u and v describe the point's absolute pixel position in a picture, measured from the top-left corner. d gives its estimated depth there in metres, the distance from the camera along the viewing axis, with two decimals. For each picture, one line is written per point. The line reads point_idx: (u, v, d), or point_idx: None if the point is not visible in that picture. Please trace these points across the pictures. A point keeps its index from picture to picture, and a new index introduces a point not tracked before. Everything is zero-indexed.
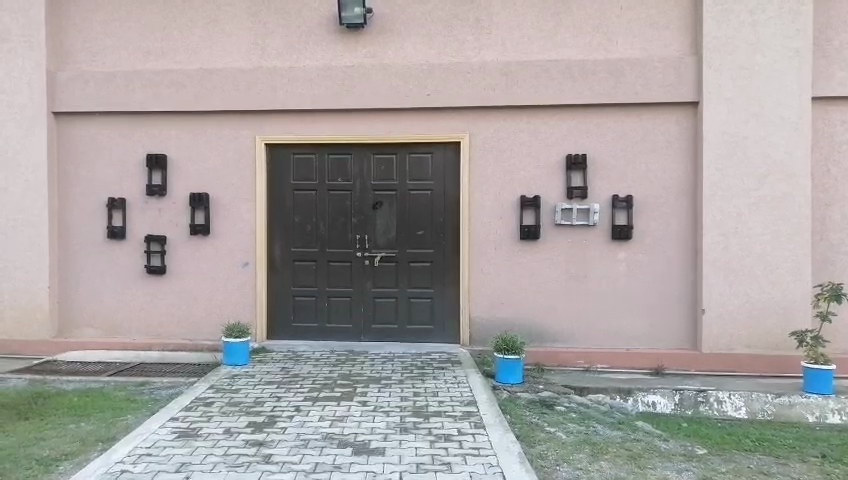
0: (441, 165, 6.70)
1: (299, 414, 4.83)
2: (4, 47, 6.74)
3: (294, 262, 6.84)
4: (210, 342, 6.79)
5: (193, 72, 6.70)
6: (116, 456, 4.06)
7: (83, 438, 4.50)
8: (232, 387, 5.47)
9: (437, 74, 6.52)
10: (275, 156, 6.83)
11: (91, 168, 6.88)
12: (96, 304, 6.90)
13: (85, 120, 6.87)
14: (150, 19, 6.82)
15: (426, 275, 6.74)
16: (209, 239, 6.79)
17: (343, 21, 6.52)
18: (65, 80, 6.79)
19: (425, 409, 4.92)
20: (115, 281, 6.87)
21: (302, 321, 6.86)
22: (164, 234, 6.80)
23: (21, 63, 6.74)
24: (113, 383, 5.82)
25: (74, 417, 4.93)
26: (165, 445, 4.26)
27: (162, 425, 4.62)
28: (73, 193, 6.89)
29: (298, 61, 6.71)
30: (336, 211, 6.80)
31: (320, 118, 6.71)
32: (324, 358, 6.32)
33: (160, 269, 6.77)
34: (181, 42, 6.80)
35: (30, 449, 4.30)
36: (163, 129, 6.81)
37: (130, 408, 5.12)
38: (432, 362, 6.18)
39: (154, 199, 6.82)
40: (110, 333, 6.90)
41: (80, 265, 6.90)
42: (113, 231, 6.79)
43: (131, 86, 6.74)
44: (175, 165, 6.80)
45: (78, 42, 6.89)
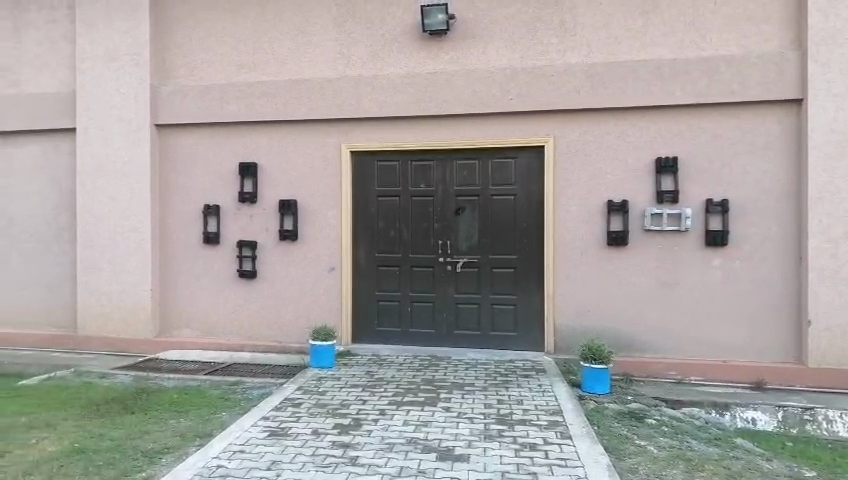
0: (524, 170, 6.62)
1: (383, 418, 4.89)
2: (114, 66, 7.25)
3: (378, 267, 6.95)
4: (298, 344, 7.00)
5: (283, 84, 6.95)
6: (212, 452, 4.25)
7: (182, 433, 4.74)
8: (319, 389, 5.61)
9: (521, 78, 6.46)
10: (360, 164, 6.96)
11: (189, 177, 7.26)
12: (193, 305, 7.26)
13: (184, 132, 7.27)
14: (243, 33, 7.13)
15: (510, 281, 6.67)
16: (298, 244, 7.01)
17: (426, 28, 6.60)
18: (166, 94, 7.21)
19: (509, 417, 4.86)
20: (210, 284, 7.21)
21: (386, 325, 6.95)
22: (255, 239, 7.08)
23: (128, 80, 7.22)
24: (209, 381, 6.10)
25: (174, 413, 5.21)
26: (257, 443, 4.41)
27: (254, 424, 4.79)
28: (172, 200, 7.30)
29: (383, 69, 6.83)
30: (419, 217, 6.85)
31: (404, 125, 6.80)
32: (407, 362, 6.37)
33: (251, 273, 7.06)
34: (271, 55, 7.07)
35: (136, 442, 4.57)
36: (254, 138, 7.10)
37: (225, 406, 5.35)
38: (516, 369, 6.10)
39: (246, 206, 7.12)
40: (205, 334, 7.24)
41: (179, 268, 7.29)
42: (208, 236, 7.14)
43: (226, 98, 7.07)
44: (266, 173, 7.07)
45: (178, 57, 7.30)
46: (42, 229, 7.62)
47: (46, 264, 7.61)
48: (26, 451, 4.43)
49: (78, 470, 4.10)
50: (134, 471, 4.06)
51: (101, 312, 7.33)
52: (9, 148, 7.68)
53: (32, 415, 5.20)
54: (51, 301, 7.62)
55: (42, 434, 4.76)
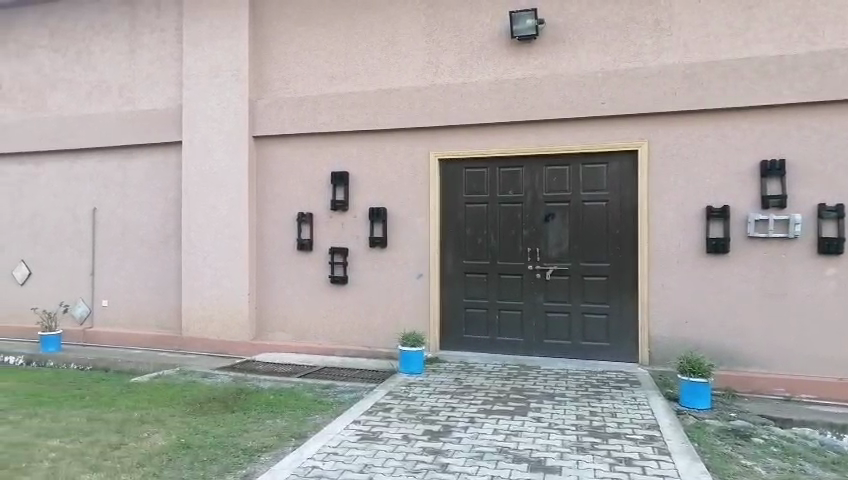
0: (617, 175, 6.43)
1: (473, 426, 4.87)
2: (217, 82, 7.67)
3: (466, 274, 6.94)
4: (387, 349, 7.11)
5: (373, 94, 7.11)
6: (307, 453, 4.38)
7: (279, 433, 4.91)
8: (409, 395, 5.66)
9: (613, 82, 6.30)
10: (448, 171, 6.99)
11: (284, 186, 7.54)
12: (287, 310, 7.53)
13: (280, 142, 7.56)
14: (335, 46, 7.35)
15: (601, 289, 6.49)
16: (387, 251, 7.12)
17: (515, 34, 6.60)
18: (263, 107, 7.54)
19: (602, 430, 4.71)
20: (303, 289, 7.46)
21: (473, 332, 6.93)
22: (346, 246, 7.27)
23: (229, 95, 7.62)
24: (303, 384, 6.30)
25: (270, 413, 5.41)
26: (349, 446, 4.51)
27: (346, 427, 4.90)
28: (268, 209, 7.61)
29: (471, 76, 6.85)
30: (508, 224, 6.80)
31: (492, 132, 6.78)
32: (496, 371, 6.32)
33: (342, 279, 7.23)
34: (362, 66, 7.25)
35: (237, 439, 4.79)
36: (346, 148, 7.29)
37: (318, 408, 5.50)
38: (608, 381, 5.91)
39: (337, 214, 7.31)
40: (298, 337, 7.48)
41: (274, 274, 7.58)
42: (302, 243, 7.39)
43: (319, 109, 7.32)
44: (356, 181, 7.24)
45: (274, 71, 7.61)
46: (152, 237, 8.14)
47: (155, 269, 8.13)
48: (138, 444, 4.73)
49: (185, 464, 4.33)
50: (235, 467, 4.24)
51: (203, 315, 7.74)
52: (123, 161, 8.28)
53: (143, 410, 5.56)
54: (158, 304, 8.12)
55: (152, 429, 5.07)
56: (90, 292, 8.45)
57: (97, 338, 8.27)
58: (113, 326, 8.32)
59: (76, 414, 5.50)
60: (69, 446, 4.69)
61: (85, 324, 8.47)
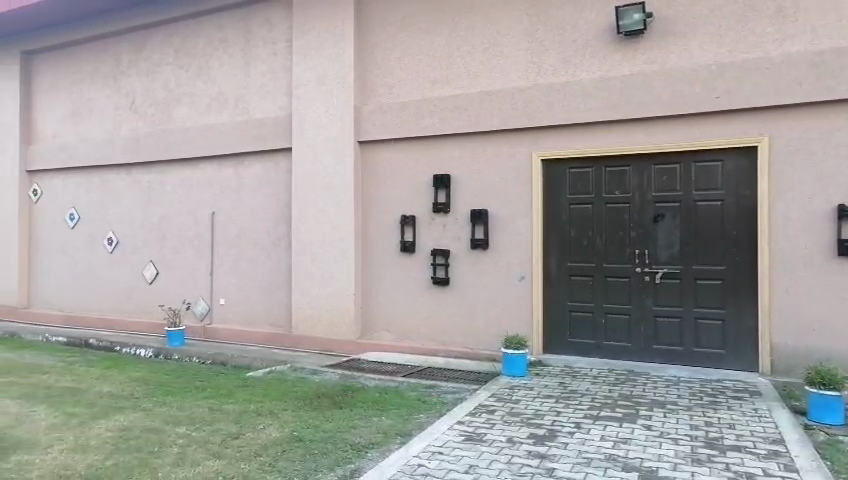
0: (734, 173, 6.07)
1: (580, 431, 4.76)
2: (324, 90, 7.98)
3: (570, 276, 6.80)
4: (489, 352, 7.09)
5: (475, 96, 7.14)
6: (413, 451, 4.46)
7: (384, 430, 5.03)
8: (512, 398, 5.62)
9: (729, 74, 5.96)
10: (551, 171, 6.88)
11: (388, 189, 7.71)
12: (391, 311, 7.70)
13: (383, 147, 7.74)
14: (437, 50, 7.44)
15: (716, 294, 6.14)
16: (488, 253, 7.11)
17: (621, 29, 6.41)
18: (368, 112, 7.75)
19: (720, 442, 4.46)
20: (407, 290, 7.59)
21: (578, 336, 6.78)
22: (448, 248, 7.33)
23: (335, 102, 7.90)
24: (406, 383, 6.41)
25: (376, 411, 5.55)
26: (453, 446, 4.54)
27: (451, 427, 4.94)
28: (373, 212, 7.81)
29: (575, 75, 6.72)
30: (614, 225, 6.60)
31: (598, 131, 6.60)
32: (602, 376, 6.15)
33: (445, 280, 7.30)
34: (464, 69, 7.30)
35: (345, 435, 4.95)
36: (447, 150, 7.35)
37: (422, 408, 5.58)
38: (726, 390, 5.59)
39: (439, 216, 7.38)
40: (402, 337, 7.63)
41: (378, 275, 7.77)
42: (405, 245, 7.54)
43: (421, 113, 7.43)
44: (458, 183, 7.27)
45: (378, 77, 7.82)
46: (265, 239, 8.58)
47: (267, 269, 8.56)
48: (255, 435, 5.00)
49: (297, 456, 4.53)
50: (345, 461, 4.39)
51: (311, 315, 8.06)
52: (239, 167, 8.79)
53: (258, 403, 5.87)
54: (271, 303, 8.54)
55: (267, 421, 5.34)
56: (209, 291, 9.02)
57: (216, 335, 8.83)
58: (229, 323, 8.85)
59: (199, 404, 5.90)
60: (193, 434, 5.03)
61: (205, 321, 9.06)
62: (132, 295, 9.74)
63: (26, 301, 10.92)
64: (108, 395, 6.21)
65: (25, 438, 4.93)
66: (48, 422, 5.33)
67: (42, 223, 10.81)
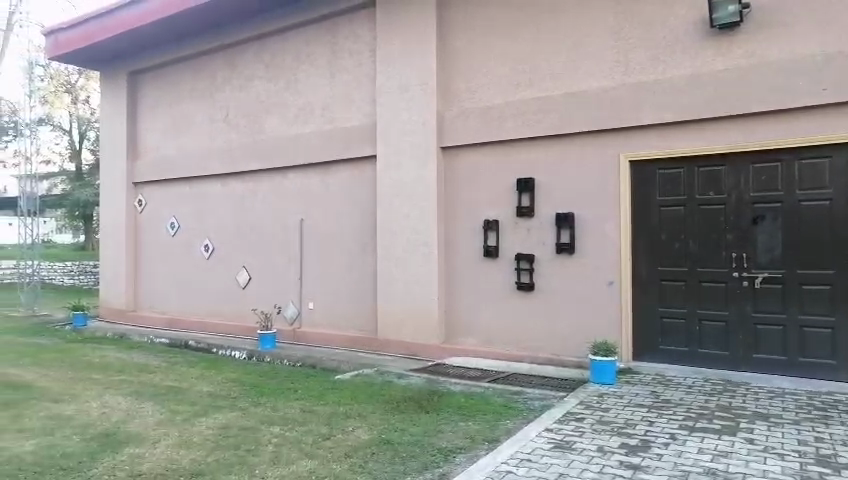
0: (843, 171, 5.67)
1: (675, 443, 4.57)
2: (407, 97, 8.10)
3: (661, 281, 6.56)
4: (576, 358, 6.94)
5: (559, 98, 7.03)
6: (501, 457, 4.43)
7: (471, 435, 5.03)
8: (602, 406, 5.48)
9: (835, 66, 5.59)
10: (640, 173, 6.67)
11: (470, 194, 7.71)
12: (475, 315, 7.70)
13: (466, 152, 7.76)
14: (520, 53, 7.40)
15: (825, 300, 5.75)
16: (574, 257, 6.97)
17: (715, 23, 6.12)
18: (450, 118, 7.80)
19: (833, 460, 4.16)
20: (491, 295, 7.56)
21: (671, 343, 6.53)
22: (532, 253, 7.24)
23: (419, 109, 8.00)
24: (492, 388, 6.38)
25: (463, 416, 5.55)
26: (542, 454, 4.48)
27: (539, 434, 4.87)
28: (456, 217, 7.83)
29: (665, 73, 6.49)
30: (708, 228, 6.31)
31: (690, 129, 6.34)
32: (697, 385, 5.89)
33: (529, 285, 7.22)
34: (547, 71, 7.22)
35: (433, 439, 4.98)
36: (531, 153, 7.27)
37: (509, 414, 5.54)
38: (836, 404, 5.22)
39: (523, 220, 7.31)
40: (486, 343, 7.61)
41: (462, 280, 7.79)
42: (489, 249, 7.51)
43: (504, 117, 7.39)
44: (542, 187, 7.18)
45: (460, 83, 7.85)
46: (351, 245, 8.79)
47: (354, 274, 8.76)
48: (346, 436, 5.13)
49: (387, 459, 4.61)
50: (433, 465, 4.43)
51: (396, 319, 8.18)
52: (326, 175, 9.06)
53: (347, 406, 6.01)
54: (357, 307, 8.74)
55: (356, 423, 5.46)
56: (299, 296, 9.34)
57: (306, 338, 9.13)
58: (318, 327, 9.11)
59: (291, 405, 6.11)
60: (287, 433, 5.22)
61: (294, 324, 9.37)
62: (227, 298, 10.22)
63: (133, 304, 11.68)
64: (208, 394, 6.55)
65: (136, 433, 5.29)
66: (155, 418, 5.69)
67: (146, 231, 11.54)
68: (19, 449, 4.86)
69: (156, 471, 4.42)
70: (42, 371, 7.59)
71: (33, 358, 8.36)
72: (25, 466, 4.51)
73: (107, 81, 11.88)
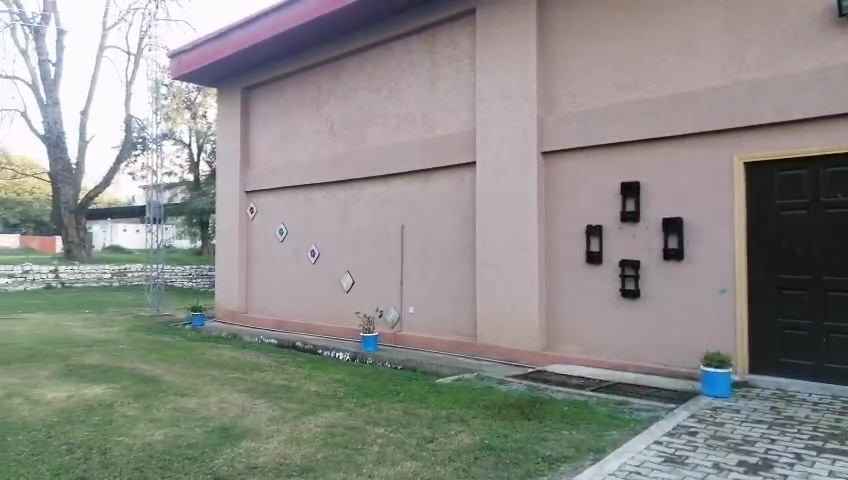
0: None
1: (800, 463, 4.28)
2: (507, 103, 8.09)
3: (782, 291, 6.16)
4: (686, 369, 6.64)
5: (666, 99, 6.79)
6: (608, 469, 4.32)
7: (576, 445, 4.94)
8: (716, 420, 5.22)
9: None
10: (756, 175, 6.30)
11: (572, 199, 7.58)
12: (577, 322, 7.54)
13: (567, 156, 7.64)
14: (624, 54, 7.21)
15: None
16: (683, 264, 6.68)
17: (843, 11, 5.71)
18: (551, 123, 7.72)
19: None
20: (593, 302, 7.39)
21: (793, 357, 6.12)
22: (638, 259, 7.01)
23: (519, 114, 7.97)
24: (596, 398, 6.23)
25: (566, 424, 5.47)
26: (652, 467, 4.33)
27: (648, 447, 4.71)
28: (557, 222, 7.72)
29: (784, 69, 6.11)
30: (836, 233, 5.86)
31: (813, 128, 5.93)
32: (825, 403, 5.47)
33: (634, 292, 7.00)
34: (654, 71, 6.98)
35: (536, 446, 4.94)
36: (636, 156, 7.05)
37: (615, 424, 5.40)
38: None
39: (628, 225, 7.10)
40: (588, 351, 7.44)
41: (563, 287, 7.66)
42: (591, 255, 7.35)
43: (607, 120, 7.23)
44: (648, 191, 6.94)
45: (561, 87, 7.75)
46: (450, 250, 8.88)
47: (453, 280, 8.84)
48: (449, 440, 5.19)
49: (490, 464, 4.62)
50: (537, 473, 4.39)
51: (496, 324, 8.17)
52: (425, 182, 9.21)
53: (448, 410, 6.08)
54: (457, 312, 8.80)
55: (459, 427, 5.52)
56: (400, 300, 9.54)
57: (406, 341, 9.31)
58: (418, 331, 9.26)
59: (394, 407, 6.26)
60: (391, 435, 5.35)
61: (395, 328, 9.57)
62: (332, 302, 10.61)
63: (245, 306, 12.38)
64: (316, 393, 6.83)
65: (252, 427, 5.61)
66: (268, 414, 6.01)
67: (257, 237, 12.19)
68: (150, 437, 5.30)
69: (271, 464, 4.68)
70: (168, 367, 8.21)
71: (159, 354, 9.06)
72: (156, 453, 4.91)
73: (223, 97, 12.70)
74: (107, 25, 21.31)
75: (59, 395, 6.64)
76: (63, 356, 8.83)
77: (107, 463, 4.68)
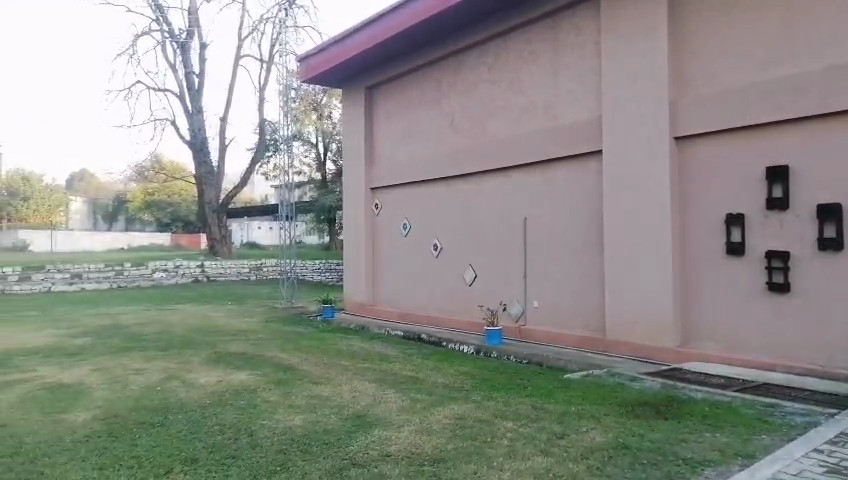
0: None
1: None
2: (636, 88, 7.72)
3: None
4: (845, 371, 6.03)
5: (819, 74, 6.17)
6: (760, 476, 4.01)
7: (721, 448, 4.63)
8: None
9: None
10: None
11: (709, 187, 7.10)
12: (715, 318, 7.07)
13: (703, 141, 7.16)
14: (769, 27, 6.63)
15: None
16: (842, 255, 6.06)
17: None
18: (685, 106, 7.26)
19: None
20: (734, 297, 6.89)
21: None
22: (786, 250, 6.45)
23: (648, 99, 7.58)
24: (741, 399, 5.80)
25: (709, 426, 5.14)
26: (812, 477, 3.96)
27: (806, 455, 4.32)
28: (692, 211, 7.27)
29: None
30: None
31: None
32: None
33: (782, 286, 6.44)
34: (804, 44, 6.37)
35: (676, 448, 4.69)
36: (783, 138, 6.47)
37: (765, 428, 5.00)
38: None
39: (775, 213, 6.54)
40: (730, 348, 6.95)
41: (699, 280, 7.21)
42: (732, 246, 6.86)
43: (749, 100, 6.69)
44: (798, 175, 6.36)
45: (695, 67, 7.27)
46: (576, 243, 8.64)
47: (579, 273, 8.59)
48: (581, 437, 5.05)
49: (625, 464, 4.44)
50: (679, 476, 4.16)
51: (627, 319, 7.85)
52: (549, 173, 9.02)
53: (579, 406, 5.92)
54: (583, 306, 8.56)
55: (590, 424, 5.35)
56: (524, 293, 9.43)
57: (531, 335, 9.20)
58: (543, 325, 9.11)
59: (522, 401, 6.19)
60: (521, 429, 5.29)
61: (520, 322, 9.48)
62: (455, 295, 10.69)
63: (371, 298, 12.79)
64: (443, 385, 6.91)
65: (383, 416, 5.77)
66: (399, 404, 6.17)
67: (382, 232, 12.54)
68: (291, 422, 5.61)
69: (404, 453, 4.78)
70: (303, 356, 8.66)
71: (295, 344, 9.60)
72: (297, 437, 5.19)
73: (348, 97, 13.16)
74: (242, 36, 22.74)
75: (210, 380, 7.21)
76: (211, 344, 9.58)
77: (254, 444, 5.01)
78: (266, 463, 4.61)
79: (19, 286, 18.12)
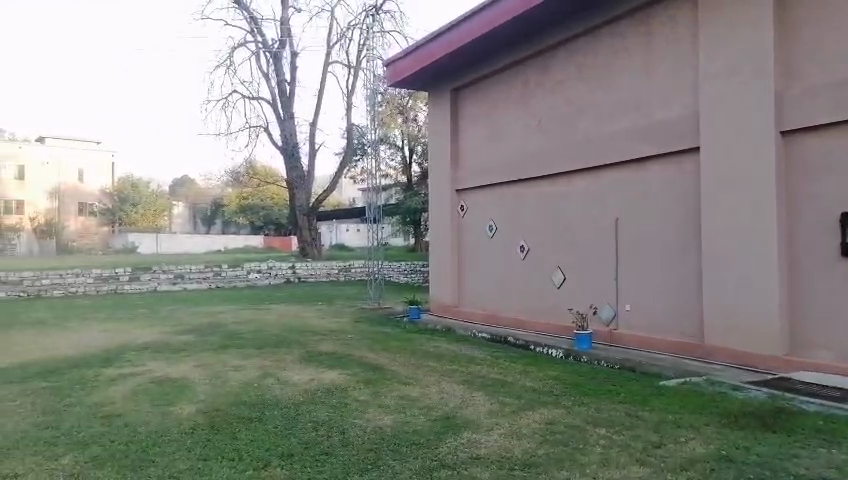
0: None
1: None
2: (738, 81, 7.31)
3: None
4: None
5: None
6: None
7: (838, 466, 4.29)
8: None
9: None
10: None
11: (821, 184, 6.62)
12: (829, 325, 6.57)
13: (814, 135, 6.68)
14: None
15: None
16: None
17: None
18: (793, 98, 6.80)
19: None
20: None
21: None
22: None
23: (752, 92, 7.16)
24: None
25: (823, 442, 4.77)
26: None
27: None
28: (802, 211, 6.80)
29: None
30: None
31: None
32: None
33: None
34: None
35: (786, 463, 4.39)
36: None
37: None
38: None
39: None
40: (846, 358, 6.44)
41: (810, 284, 6.72)
42: None
43: None
44: None
45: (805, 56, 6.78)
46: (671, 245, 8.28)
47: (675, 275, 8.23)
48: (680, 447, 4.83)
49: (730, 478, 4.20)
50: None
51: (728, 325, 7.44)
52: (642, 173, 8.70)
53: (676, 414, 5.66)
54: (679, 311, 8.19)
55: (690, 434, 5.10)
56: (615, 297, 9.14)
57: (623, 340, 8.91)
58: (636, 329, 8.80)
59: (615, 408, 5.99)
60: (615, 437, 5.12)
61: (611, 326, 9.20)
62: (542, 297, 10.51)
63: (457, 300, 12.80)
64: (532, 389, 6.80)
65: (472, 419, 5.75)
66: (487, 407, 6.12)
67: (468, 234, 12.52)
68: (381, 421, 5.70)
69: (494, 457, 4.75)
70: (391, 356, 8.79)
71: (383, 344, 9.75)
72: (386, 436, 5.26)
73: (434, 100, 13.24)
74: (331, 43, 23.39)
75: (303, 378, 7.45)
76: (304, 343, 9.89)
77: (346, 442, 5.12)
78: (358, 460, 4.70)
79: (130, 285, 19.44)
